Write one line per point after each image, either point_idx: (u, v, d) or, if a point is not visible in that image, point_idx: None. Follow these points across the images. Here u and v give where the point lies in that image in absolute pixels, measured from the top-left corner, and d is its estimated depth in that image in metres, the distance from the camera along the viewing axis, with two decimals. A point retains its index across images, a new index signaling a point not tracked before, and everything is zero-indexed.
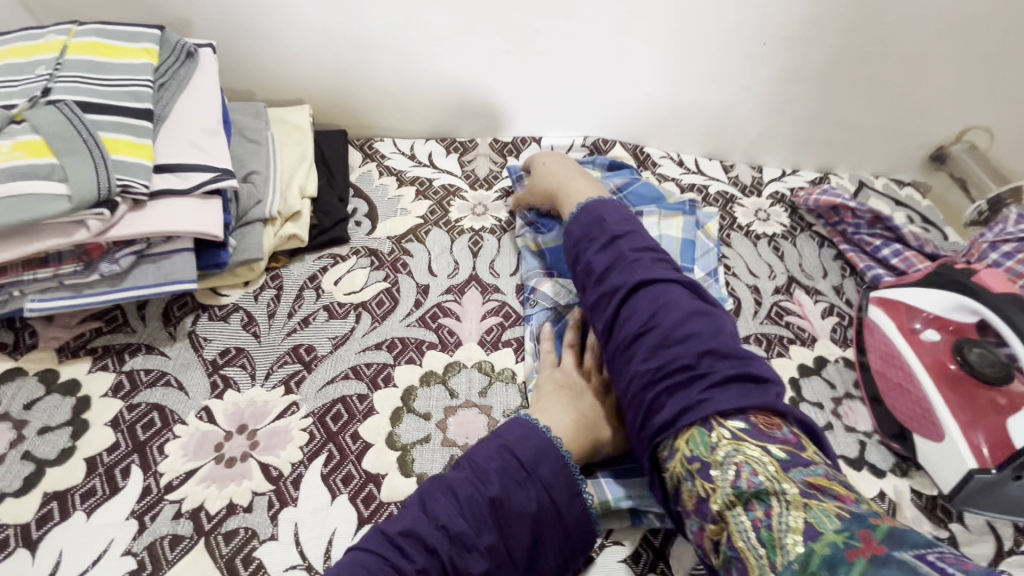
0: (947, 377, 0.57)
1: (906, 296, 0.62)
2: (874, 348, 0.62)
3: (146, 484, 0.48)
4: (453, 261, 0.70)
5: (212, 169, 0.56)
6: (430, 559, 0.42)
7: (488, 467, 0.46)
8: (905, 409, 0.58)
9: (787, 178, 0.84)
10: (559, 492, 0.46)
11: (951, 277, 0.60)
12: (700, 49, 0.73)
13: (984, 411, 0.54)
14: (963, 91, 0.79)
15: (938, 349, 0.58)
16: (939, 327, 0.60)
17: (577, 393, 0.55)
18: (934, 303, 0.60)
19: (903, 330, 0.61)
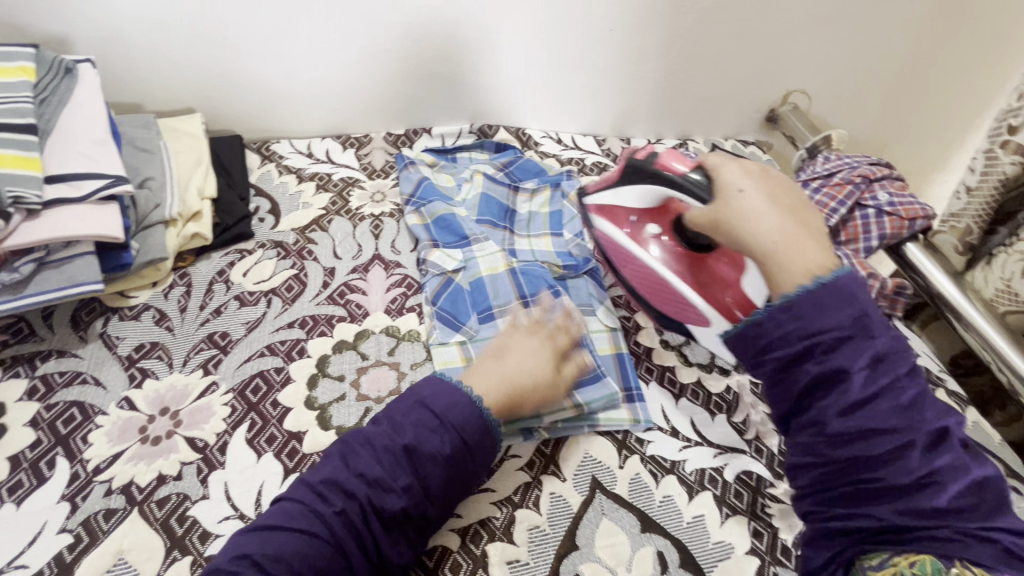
0: (677, 258, 0.67)
1: (614, 200, 0.70)
2: (610, 245, 0.72)
3: (74, 471, 0.52)
4: (356, 244, 0.77)
5: (105, 176, 0.60)
6: (348, 501, 0.49)
7: (405, 422, 0.52)
8: (661, 299, 0.69)
9: (652, 147, 1.03)
10: (468, 431, 0.52)
11: (642, 167, 0.65)
12: (552, 37, 0.90)
13: (704, 282, 0.65)
14: (772, 62, 1.01)
15: (659, 236, 0.69)
16: (655, 218, 0.69)
17: (502, 357, 0.59)
18: (633, 199, 0.69)
19: (622, 230, 0.70)
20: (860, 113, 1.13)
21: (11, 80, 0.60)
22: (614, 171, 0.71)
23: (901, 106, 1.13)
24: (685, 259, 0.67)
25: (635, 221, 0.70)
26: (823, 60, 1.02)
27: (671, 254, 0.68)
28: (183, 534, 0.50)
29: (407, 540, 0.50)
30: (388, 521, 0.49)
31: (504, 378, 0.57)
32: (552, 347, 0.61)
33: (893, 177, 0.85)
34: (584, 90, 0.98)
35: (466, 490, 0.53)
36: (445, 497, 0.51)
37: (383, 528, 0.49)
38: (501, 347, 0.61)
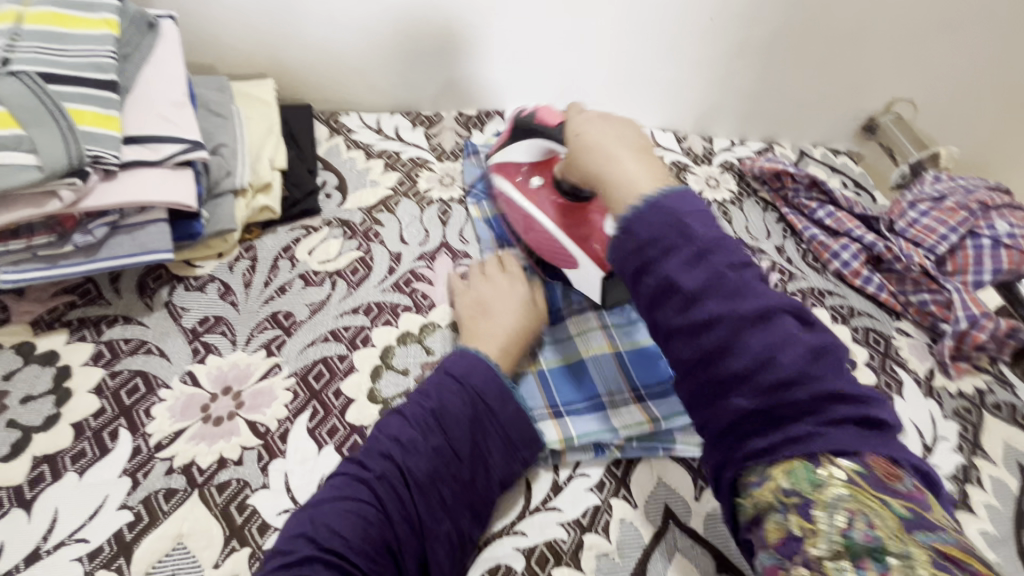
0: (563, 210, 0.66)
1: (507, 156, 0.71)
2: (510, 207, 0.71)
3: (136, 445, 0.51)
4: (423, 230, 0.74)
5: (181, 141, 0.58)
6: (386, 466, 0.46)
7: (429, 388, 0.51)
8: (545, 249, 0.67)
9: (735, 149, 0.96)
10: (486, 388, 0.52)
11: (523, 125, 0.70)
12: (645, 24, 0.83)
13: (590, 228, 0.64)
14: (881, 66, 0.92)
15: (539, 186, 0.68)
16: (538, 173, 0.69)
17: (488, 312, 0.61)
18: (521, 153, 0.69)
19: (516, 185, 0.70)
20: (969, 129, 1.02)
21: (95, 32, 0.57)
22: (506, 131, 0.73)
23: (1017, 125, 1.02)
24: (560, 209, 0.66)
25: (524, 175, 0.70)
26: (939, 67, 0.93)
27: (548, 204, 0.67)
28: (243, 523, 0.48)
29: (448, 504, 0.47)
30: (421, 483, 0.46)
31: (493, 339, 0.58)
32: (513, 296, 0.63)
33: (1013, 205, 0.77)
34: (671, 82, 0.91)
35: (503, 457, 0.51)
36: (476, 460, 0.49)
37: (421, 490, 0.46)
38: (481, 307, 0.62)
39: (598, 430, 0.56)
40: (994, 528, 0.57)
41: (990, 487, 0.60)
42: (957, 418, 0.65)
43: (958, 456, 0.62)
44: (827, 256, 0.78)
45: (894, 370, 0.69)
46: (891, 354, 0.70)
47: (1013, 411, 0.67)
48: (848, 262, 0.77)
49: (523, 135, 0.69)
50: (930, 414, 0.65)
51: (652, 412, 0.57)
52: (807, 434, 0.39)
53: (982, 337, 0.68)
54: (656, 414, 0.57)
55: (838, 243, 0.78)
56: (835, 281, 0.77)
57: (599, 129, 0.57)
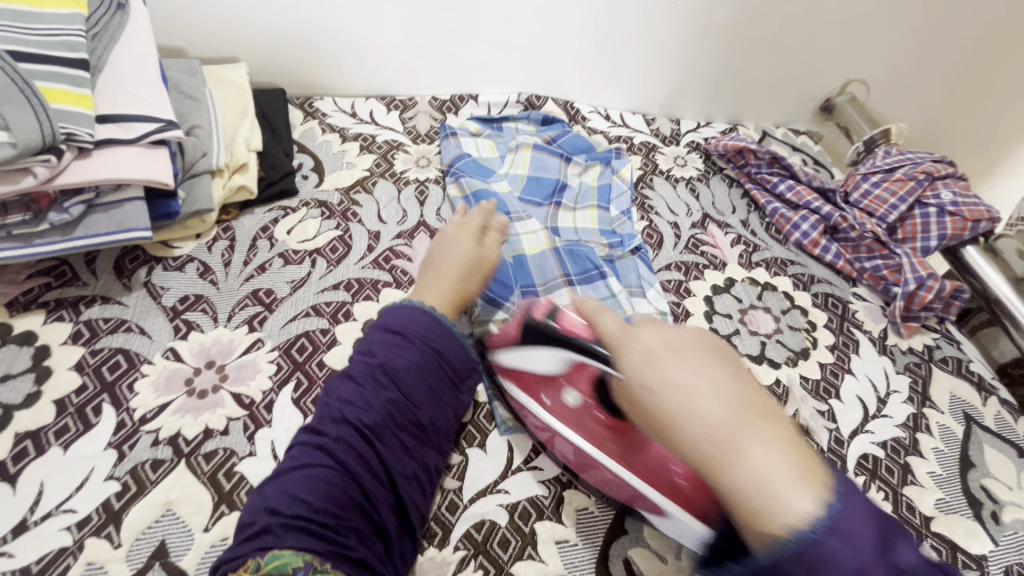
0: (610, 437, 0.50)
1: (522, 364, 0.53)
2: (536, 424, 0.54)
3: (120, 419, 0.51)
4: (401, 209, 0.75)
5: (155, 120, 0.58)
6: (344, 430, 0.46)
7: (372, 347, 0.51)
8: (606, 482, 0.51)
9: (701, 130, 0.99)
10: (433, 336, 0.52)
11: (541, 329, 0.51)
12: (610, 7, 0.86)
13: (628, 455, 0.48)
14: (836, 48, 0.97)
15: (580, 405, 0.51)
16: (573, 383, 0.52)
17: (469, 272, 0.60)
18: (546, 363, 0.51)
19: (540, 400, 0.53)
20: (917, 109, 1.09)
21: (64, 12, 0.57)
22: (506, 327, 0.55)
23: (959, 106, 1.09)
24: (607, 430, 0.50)
25: (558, 387, 0.52)
26: (890, 50, 0.98)
27: (582, 419, 0.51)
28: (231, 489, 0.49)
29: (411, 451, 0.48)
30: (383, 436, 0.47)
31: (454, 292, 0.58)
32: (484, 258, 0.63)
33: (956, 176, 0.82)
34: (637, 66, 0.95)
35: (451, 392, 0.53)
36: (434, 404, 0.51)
37: (383, 446, 0.46)
38: (446, 261, 0.62)
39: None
40: (942, 469, 0.61)
41: (939, 433, 0.64)
42: (909, 373, 0.70)
43: (909, 407, 0.66)
44: (789, 228, 0.82)
45: (851, 331, 0.73)
46: (848, 317, 0.74)
47: (959, 364, 0.71)
48: (807, 233, 0.81)
49: (548, 343, 0.50)
50: (883, 369, 0.70)
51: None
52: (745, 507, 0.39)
53: (929, 297, 0.73)
54: None
55: (798, 215, 0.82)
56: (796, 251, 0.81)
57: (639, 346, 0.40)
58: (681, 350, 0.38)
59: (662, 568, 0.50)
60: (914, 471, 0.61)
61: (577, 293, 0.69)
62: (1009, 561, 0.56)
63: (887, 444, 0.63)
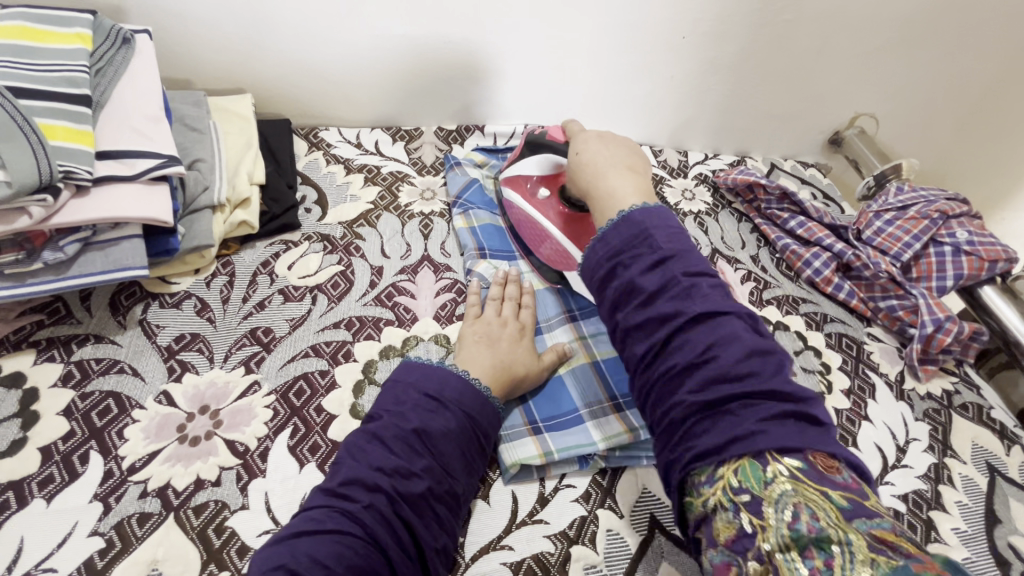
0: (566, 219, 0.69)
1: (517, 170, 0.72)
2: (529, 231, 0.71)
3: (107, 468, 0.49)
4: (405, 243, 0.73)
5: (156, 156, 0.57)
6: (374, 496, 0.44)
7: (405, 409, 0.49)
8: (546, 251, 0.70)
9: (709, 162, 0.99)
10: (470, 403, 0.51)
11: (535, 142, 0.72)
12: (618, 41, 0.86)
13: (574, 230, 0.68)
14: (845, 82, 0.96)
15: (548, 199, 0.70)
16: (548, 184, 0.71)
17: (493, 343, 0.59)
18: (532, 167, 0.71)
19: (525, 197, 0.72)
20: (927, 142, 1.08)
21: (68, 47, 0.56)
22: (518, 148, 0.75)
23: (969, 140, 1.08)
24: (564, 215, 0.69)
25: (533, 186, 0.71)
26: (899, 84, 0.97)
27: (555, 212, 0.69)
28: (221, 546, 0.46)
29: (444, 522, 0.46)
30: (417, 507, 0.45)
31: (494, 369, 0.56)
32: (521, 330, 0.62)
33: (970, 214, 0.81)
34: (645, 98, 0.94)
35: (481, 456, 0.51)
36: (467, 470, 0.49)
37: (416, 516, 0.45)
38: (485, 335, 0.60)
39: (579, 444, 0.56)
40: (966, 525, 0.59)
41: (962, 486, 0.62)
42: (928, 420, 0.67)
43: (930, 457, 0.64)
44: (800, 264, 0.81)
45: (866, 374, 0.71)
46: (863, 358, 0.72)
47: (980, 411, 0.69)
48: (819, 270, 0.79)
49: (539, 150, 0.71)
50: (901, 416, 0.67)
51: (632, 422, 0.58)
52: (746, 433, 0.39)
53: (948, 341, 0.70)
54: (635, 423, 0.58)
55: (810, 251, 0.81)
56: (808, 289, 0.80)
57: (591, 142, 0.64)
58: (602, 152, 0.62)
59: None
60: (938, 527, 0.58)
61: (581, 329, 0.67)
62: None
63: (909, 497, 0.60)
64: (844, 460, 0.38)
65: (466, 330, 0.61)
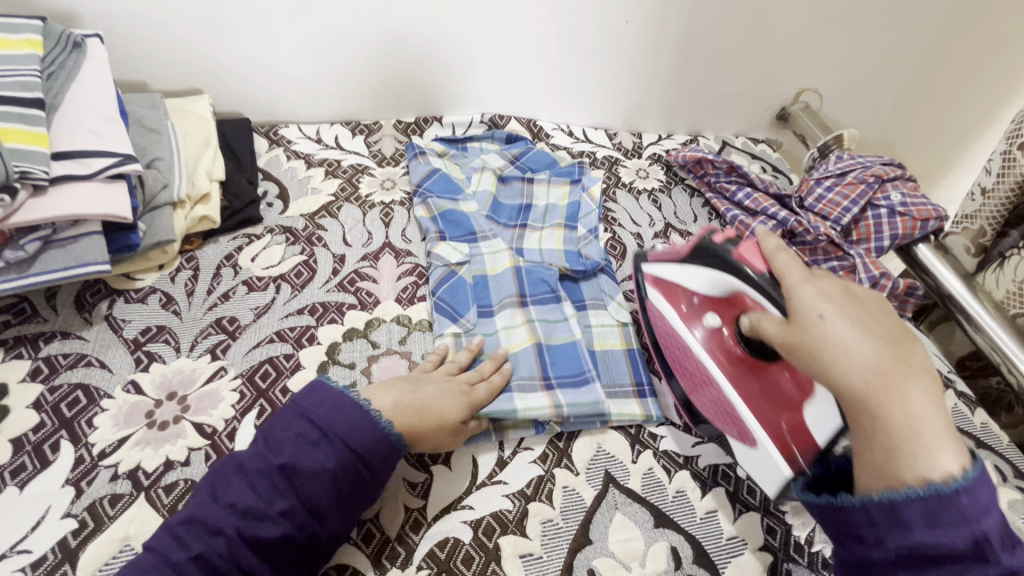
0: (733, 362, 0.60)
1: (676, 278, 0.63)
2: (682, 362, 0.62)
3: (78, 455, 0.51)
4: (366, 231, 0.76)
5: (113, 154, 0.59)
6: (214, 538, 0.43)
7: (283, 438, 0.47)
8: (716, 417, 0.58)
9: (663, 142, 1.02)
10: (361, 434, 0.48)
11: (715, 253, 0.60)
12: (565, 28, 0.89)
13: (766, 392, 0.57)
14: (788, 58, 1.00)
15: (717, 329, 0.62)
16: (720, 311, 0.62)
17: (417, 385, 0.55)
18: (697, 282, 0.62)
19: (681, 312, 0.63)
20: (872, 113, 1.13)
21: (18, 52, 0.58)
22: (683, 245, 0.65)
23: (912, 109, 1.13)
24: (742, 364, 0.60)
25: (692, 305, 0.63)
26: (838, 59, 1.02)
27: (720, 348, 0.61)
28: None
29: (297, 567, 0.45)
30: (267, 550, 0.43)
31: (402, 402, 0.52)
32: (465, 388, 0.56)
33: (905, 177, 0.85)
34: (597, 84, 0.98)
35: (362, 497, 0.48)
36: (338, 511, 0.46)
37: (261, 561, 0.43)
38: (420, 379, 0.56)
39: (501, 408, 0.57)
40: None
41: None
42: None
43: None
44: None
45: None
46: None
47: None
48: None
49: (710, 260, 0.60)
50: None
51: (558, 399, 0.60)
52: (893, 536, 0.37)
53: None
54: (560, 401, 0.59)
55: (756, 221, 0.85)
56: None
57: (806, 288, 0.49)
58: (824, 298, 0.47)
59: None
60: None
61: (530, 313, 0.68)
62: None
63: None
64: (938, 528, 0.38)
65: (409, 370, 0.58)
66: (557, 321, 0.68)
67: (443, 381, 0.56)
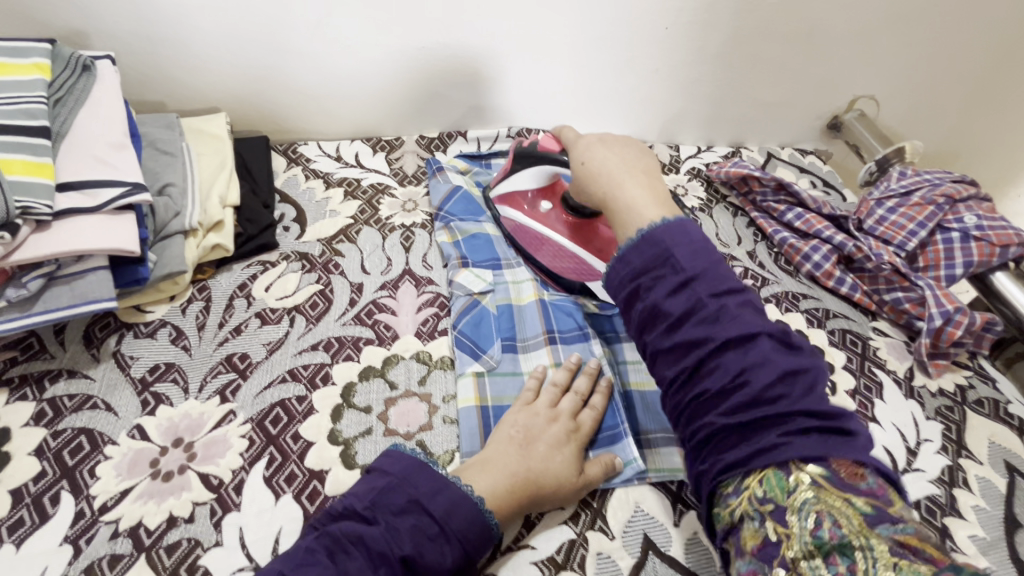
0: (572, 228, 0.69)
1: (511, 186, 0.72)
2: (533, 242, 0.70)
3: (79, 509, 0.48)
4: (386, 258, 0.72)
5: (121, 184, 0.56)
6: None
7: (400, 526, 0.44)
8: (545, 255, 0.70)
9: (702, 155, 0.95)
10: (464, 514, 0.45)
11: (527, 155, 0.69)
12: (600, 36, 0.83)
13: (601, 240, 0.68)
14: (841, 65, 0.92)
15: (551, 211, 0.70)
16: (546, 196, 0.71)
17: (527, 445, 0.52)
18: (527, 182, 0.71)
19: (524, 212, 0.71)
20: (934, 121, 1.03)
21: (25, 78, 0.55)
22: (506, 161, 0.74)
23: (980, 116, 1.03)
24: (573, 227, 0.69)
25: (531, 202, 0.71)
26: (899, 64, 0.93)
27: (562, 224, 0.70)
28: None
29: None
30: None
31: (515, 470, 0.50)
32: (571, 432, 0.54)
33: (980, 197, 0.77)
34: (631, 94, 0.91)
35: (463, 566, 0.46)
36: None
37: None
38: (525, 430, 0.53)
39: None
40: (985, 532, 0.55)
41: (979, 489, 0.58)
42: (940, 419, 0.64)
43: (943, 458, 0.60)
44: (799, 258, 0.77)
45: (873, 372, 0.67)
46: (869, 356, 0.69)
47: (996, 406, 0.65)
48: (819, 264, 0.75)
49: (529, 162, 0.69)
50: (912, 415, 0.64)
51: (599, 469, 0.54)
52: (772, 444, 0.38)
53: (958, 333, 0.66)
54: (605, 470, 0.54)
55: (809, 244, 0.77)
56: (809, 284, 0.76)
57: (592, 148, 0.61)
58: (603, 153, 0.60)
59: None
60: (953, 534, 0.54)
61: (559, 353, 0.62)
62: None
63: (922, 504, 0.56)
64: (871, 465, 0.38)
65: (509, 417, 0.55)
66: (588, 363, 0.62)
67: (548, 422, 0.54)
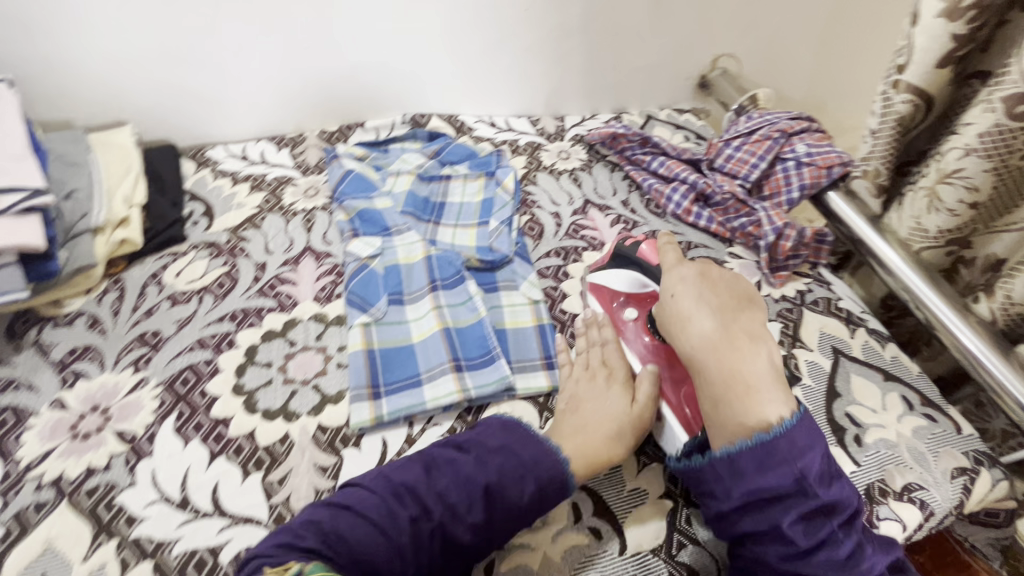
0: (646, 352, 0.62)
1: (604, 280, 0.68)
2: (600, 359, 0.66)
3: (6, 470, 0.55)
4: (289, 238, 0.79)
5: (23, 190, 0.62)
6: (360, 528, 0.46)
7: (460, 477, 0.50)
8: None
9: (586, 122, 1.04)
10: (509, 485, 0.50)
11: (626, 258, 0.68)
12: (468, 22, 0.92)
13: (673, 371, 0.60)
14: (695, 28, 1.02)
15: (634, 321, 0.65)
16: (635, 304, 0.66)
17: (579, 408, 0.58)
18: (622, 282, 0.67)
19: (608, 312, 0.67)
20: (794, 72, 1.14)
21: None
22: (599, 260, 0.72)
23: (834, 62, 1.14)
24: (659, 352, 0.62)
25: (621, 304, 0.67)
26: (746, 21, 1.04)
27: (643, 346, 0.63)
28: (111, 519, 0.52)
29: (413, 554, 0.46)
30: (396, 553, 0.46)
31: (579, 432, 0.55)
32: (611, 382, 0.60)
33: (813, 128, 0.87)
34: (512, 72, 1.00)
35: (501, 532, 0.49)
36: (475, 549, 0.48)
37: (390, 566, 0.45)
38: (573, 397, 0.59)
39: (411, 403, 0.61)
40: (808, 403, 0.64)
41: (807, 370, 0.67)
42: (781, 318, 0.73)
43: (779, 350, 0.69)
44: (664, 201, 0.86)
45: None
46: None
47: (829, 303, 0.75)
48: (680, 203, 0.85)
49: (629, 265, 0.67)
50: None
51: (465, 383, 0.62)
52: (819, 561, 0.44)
53: (788, 246, 0.77)
54: (468, 383, 0.62)
55: (669, 187, 0.87)
56: (674, 222, 0.85)
57: (686, 282, 0.58)
58: (689, 293, 0.57)
59: (528, 533, 0.53)
60: None
61: (439, 299, 0.70)
62: (870, 480, 0.58)
63: None
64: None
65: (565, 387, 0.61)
66: (465, 302, 0.70)
67: (590, 382, 0.60)
